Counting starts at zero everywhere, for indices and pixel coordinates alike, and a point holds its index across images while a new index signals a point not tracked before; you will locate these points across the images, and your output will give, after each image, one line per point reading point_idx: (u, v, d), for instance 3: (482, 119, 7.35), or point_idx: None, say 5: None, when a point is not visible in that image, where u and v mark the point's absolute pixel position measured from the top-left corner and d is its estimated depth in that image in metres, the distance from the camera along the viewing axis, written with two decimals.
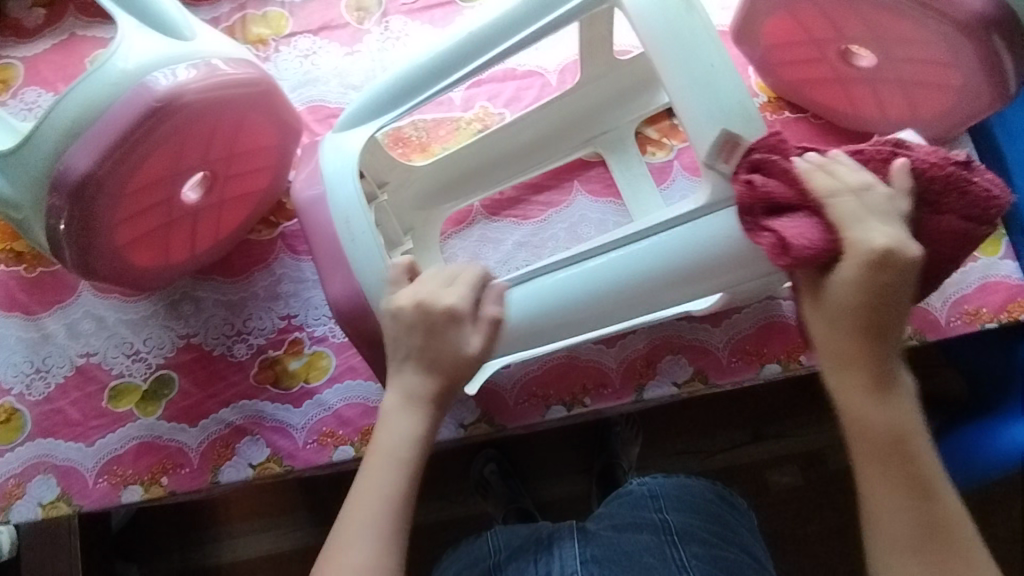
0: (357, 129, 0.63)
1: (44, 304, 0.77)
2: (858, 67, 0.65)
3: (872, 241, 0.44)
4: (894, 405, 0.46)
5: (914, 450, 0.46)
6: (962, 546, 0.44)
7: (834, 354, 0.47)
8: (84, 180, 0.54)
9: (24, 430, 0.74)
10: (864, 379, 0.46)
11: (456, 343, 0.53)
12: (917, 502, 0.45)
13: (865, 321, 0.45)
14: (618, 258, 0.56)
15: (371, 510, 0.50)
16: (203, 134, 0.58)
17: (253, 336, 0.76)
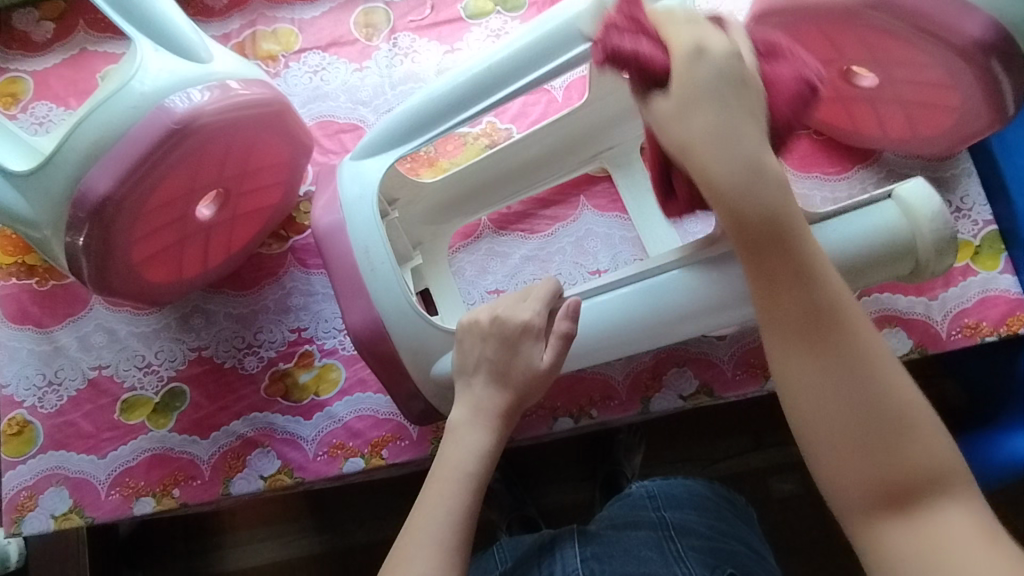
0: (376, 156, 0.64)
1: (56, 318, 0.78)
2: (860, 87, 0.66)
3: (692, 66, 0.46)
4: (763, 199, 0.45)
5: (786, 218, 0.45)
6: (881, 374, 0.43)
7: (693, 137, 0.46)
8: (103, 202, 0.55)
9: (37, 442, 0.75)
10: (741, 194, 0.45)
11: (528, 357, 0.55)
12: (799, 279, 0.44)
13: (727, 129, 0.45)
14: (627, 292, 0.59)
15: (429, 528, 0.49)
16: (218, 154, 0.59)
17: (264, 349, 0.77)
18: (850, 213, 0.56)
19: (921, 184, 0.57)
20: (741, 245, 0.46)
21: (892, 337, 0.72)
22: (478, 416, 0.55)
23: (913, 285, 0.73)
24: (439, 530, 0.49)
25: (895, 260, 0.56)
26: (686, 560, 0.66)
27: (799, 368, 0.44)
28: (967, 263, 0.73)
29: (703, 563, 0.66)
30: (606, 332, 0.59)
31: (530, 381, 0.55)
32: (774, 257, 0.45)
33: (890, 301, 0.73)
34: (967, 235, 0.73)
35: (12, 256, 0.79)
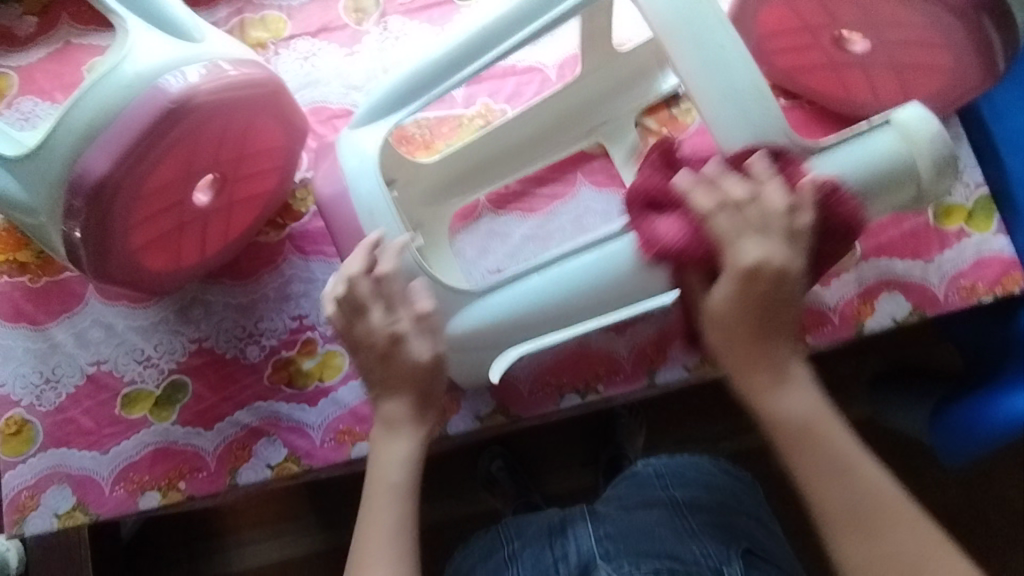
0: (374, 124, 0.63)
1: (51, 314, 0.77)
2: (852, 52, 0.66)
3: (749, 254, 0.48)
4: (796, 396, 0.49)
5: (805, 411, 0.49)
6: (905, 517, 0.46)
7: (730, 356, 0.50)
8: (102, 183, 0.54)
9: (36, 441, 0.73)
10: (768, 366, 0.49)
11: (410, 357, 0.56)
12: (835, 465, 0.48)
13: (753, 321, 0.49)
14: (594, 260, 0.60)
15: (377, 553, 0.53)
16: (215, 136, 0.59)
17: (265, 338, 0.76)
18: (847, 144, 0.55)
19: (922, 109, 0.55)
20: (776, 427, 0.49)
21: (890, 302, 0.73)
22: (400, 434, 0.57)
23: (909, 250, 0.74)
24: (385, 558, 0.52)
25: (895, 189, 0.55)
26: (701, 536, 0.66)
27: (812, 470, 0.48)
28: (960, 226, 0.74)
29: (717, 538, 0.67)
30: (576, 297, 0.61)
31: (429, 378, 0.57)
32: (805, 435, 0.48)
33: (887, 266, 0.74)
34: (960, 198, 0.74)
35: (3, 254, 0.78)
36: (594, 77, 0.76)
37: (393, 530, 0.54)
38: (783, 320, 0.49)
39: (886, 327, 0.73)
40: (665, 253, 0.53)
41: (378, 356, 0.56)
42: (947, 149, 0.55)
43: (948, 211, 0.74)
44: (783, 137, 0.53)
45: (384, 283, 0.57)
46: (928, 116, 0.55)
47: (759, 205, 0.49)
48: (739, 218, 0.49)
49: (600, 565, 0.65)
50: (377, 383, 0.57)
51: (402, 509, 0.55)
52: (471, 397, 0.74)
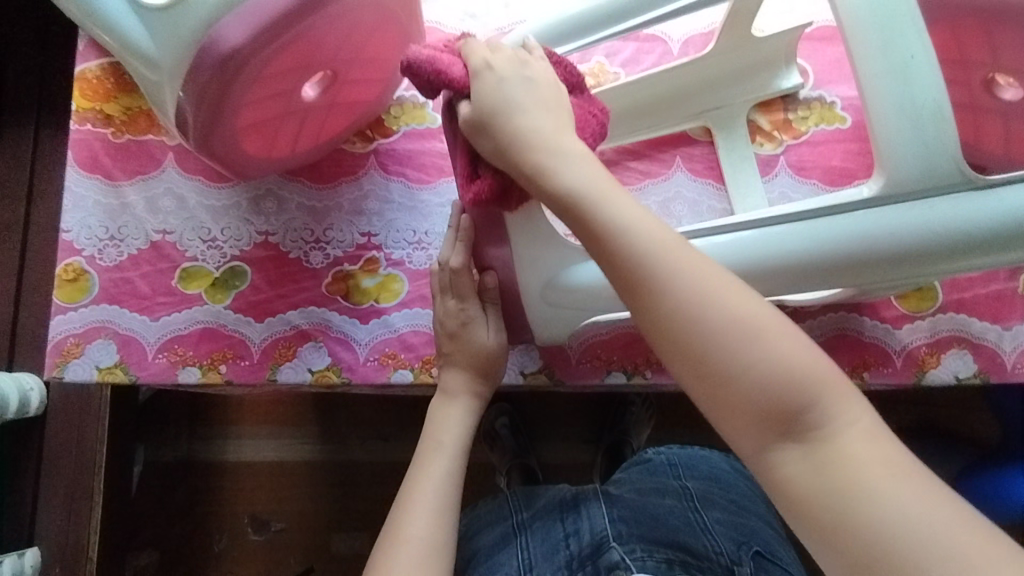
0: (514, 59, 0.60)
1: (127, 173, 0.77)
2: (1000, 98, 0.64)
3: (500, 112, 0.49)
4: (650, 236, 0.45)
5: (642, 236, 0.45)
6: (755, 374, 0.41)
7: (580, 184, 0.47)
8: (232, 54, 0.52)
9: (91, 293, 0.74)
10: (631, 250, 0.45)
11: (475, 338, 0.63)
12: (654, 313, 0.44)
13: (496, 109, 0.50)
14: (745, 238, 0.56)
15: (426, 485, 0.57)
16: (343, 32, 0.57)
17: (331, 246, 0.76)
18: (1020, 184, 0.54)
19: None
20: (621, 281, 0.45)
21: (957, 359, 0.72)
22: (460, 397, 0.63)
23: (990, 311, 0.72)
24: (433, 497, 0.56)
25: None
26: (713, 532, 0.68)
27: (622, 240, 0.45)
28: None
29: (729, 536, 0.69)
30: (713, 271, 0.57)
31: (491, 362, 0.64)
32: (654, 301, 0.44)
33: (964, 323, 0.72)
34: None
35: (90, 102, 0.77)
36: (723, 58, 0.73)
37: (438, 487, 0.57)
38: (608, 190, 0.47)
39: (947, 383, 0.72)
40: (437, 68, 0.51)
41: (448, 334, 0.64)
42: None
43: None
44: (950, 165, 0.52)
45: (456, 276, 0.62)
46: None
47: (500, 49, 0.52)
48: (500, 92, 0.50)
49: (613, 546, 0.65)
50: (446, 359, 0.64)
51: (448, 470, 0.58)
52: (520, 351, 0.74)
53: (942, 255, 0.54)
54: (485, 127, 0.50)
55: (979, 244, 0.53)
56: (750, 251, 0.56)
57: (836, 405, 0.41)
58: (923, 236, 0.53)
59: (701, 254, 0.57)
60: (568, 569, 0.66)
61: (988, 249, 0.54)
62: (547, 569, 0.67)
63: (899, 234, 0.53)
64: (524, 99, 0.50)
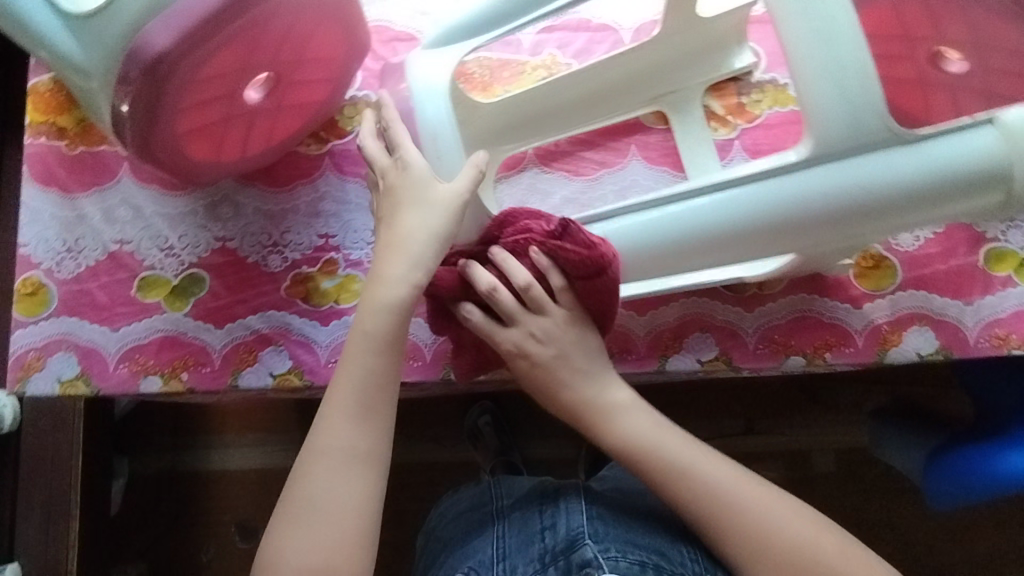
0: (446, 49, 0.62)
1: (82, 185, 0.76)
2: (946, 72, 0.62)
3: (532, 327, 0.62)
4: (617, 411, 0.62)
5: (639, 429, 0.62)
6: (707, 501, 0.58)
7: (567, 402, 0.63)
8: (159, 59, 0.52)
9: (49, 306, 0.74)
10: (590, 406, 0.63)
11: (419, 183, 0.58)
12: (639, 460, 0.61)
13: (545, 378, 0.63)
14: (693, 207, 0.58)
15: (328, 452, 0.54)
16: (279, 32, 0.57)
17: (289, 250, 0.75)
18: (948, 135, 0.54)
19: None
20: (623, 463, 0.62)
21: (919, 336, 0.71)
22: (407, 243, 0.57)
23: (950, 288, 0.72)
24: (353, 398, 0.55)
25: (981, 193, 0.54)
26: (690, 540, 0.66)
27: (633, 419, 0.62)
28: (1009, 274, 0.72)
29: (706, 546, 0.67)
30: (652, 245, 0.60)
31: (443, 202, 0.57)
32: (638, 468, 0.61)
33: (925, 299, 0.72)
34: (1015, 246, 0.72)
35: (44, 115, 0.77)
36: (669, 42, 0.73)
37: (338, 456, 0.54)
38: (585, 369, 0.63)
39: (909, 360, 0.71)
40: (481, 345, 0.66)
41: (386, 187, 0.59)
42: None
43: (999, 257, 0.72)
44: (880, 125, 0.53)
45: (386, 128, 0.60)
46: None
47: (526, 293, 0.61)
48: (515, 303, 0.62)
49: (586, 543, 0.63)
50: (389, 214, 0.59)
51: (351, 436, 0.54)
52: None
53: (868, 212, 0.55)
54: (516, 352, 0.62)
55: (911, 198, 0.54)
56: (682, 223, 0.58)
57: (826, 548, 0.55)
58: (858, 194, 0.54)
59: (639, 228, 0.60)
60: (540, 563, 0.64)
61: (917, 207, 0.55)
62: (520, 561, 0.65)
63: (826, 194, 0.55)
64: (559, 313, 0.63)
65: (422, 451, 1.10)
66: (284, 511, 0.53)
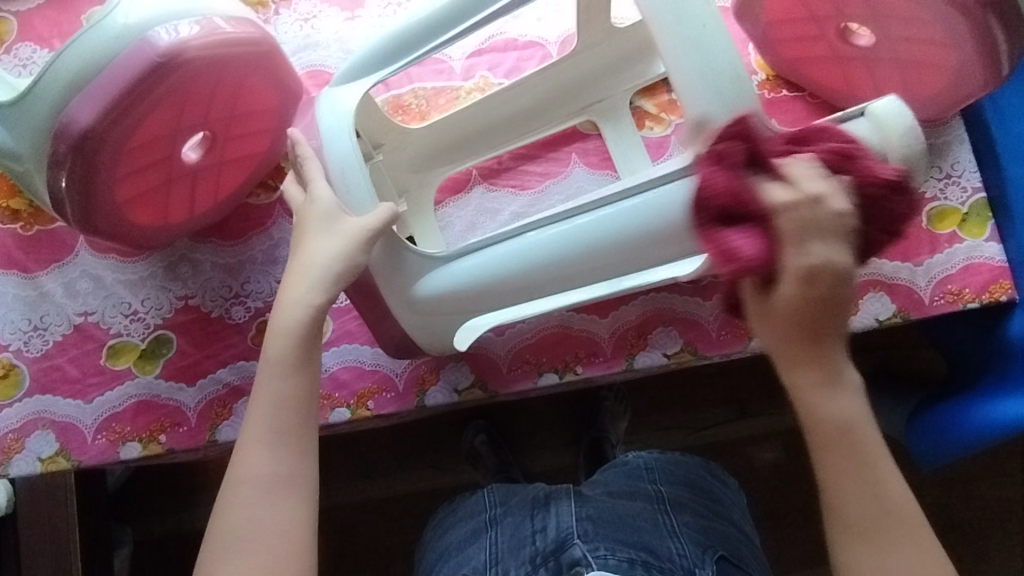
0: (352, 85, 0.63)
1: (41, 263, 0.78)
2: (857, 46, 0.65)
3: (807, 261, 0.42)
4: (842, 399, 0.49)
5: (842, 411, 0.49)
6: (876, 532, 0.49)
7: (779, 349, 0.48)
8: (86, 134, 0.55)
9: (23, 386, 0.75)
10: (828, 368, 0.48)
11: (325, 212, 0.59)
12: (836, 442, 0.49)
13: (804, 326, 0.46)
14: (523, 242, 0.61)
15: (247, 481, 0.53)
16: (203, 93, 0.59)
17: (251, 299, 0.77)
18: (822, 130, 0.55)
19: (898, 102, 0.55)
20: (807, 428, 0.50)
21: (876, 302, 0.73)
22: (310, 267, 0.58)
23: (899, 251, 0.73)
24: (267, 425, 0.54)
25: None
26: (679, 535, 0.67)
27: (841, 400, 0.49)
28: (953, 230, 0.73)
29: (695, 540, 0.67)
30: (491, 278, 0.62)
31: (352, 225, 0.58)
32: (836, 450, 0.49)
33: (877, 266, 0.73)
34: (955, 201, 0.74)
35: None
36: (590, 53, 0.74)
37: (259, 482, 0.53)
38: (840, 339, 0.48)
39: (869, 327, 0.72)
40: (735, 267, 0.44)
41: (297, 217, 0.60)
42: (919, 144, 0.55)
43: (941, 215, 0.73)
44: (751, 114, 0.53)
45: (301, 164, 0.62)
46: (904, 109, 0.56)
47: (819, 209, 0.42)
48: (796, 221, 0.42)
49: (576, 542, 0.64)
50: (301, 239, 0.59)
51: (268, 463, 0.53)
52: (450, 368, 0.74)
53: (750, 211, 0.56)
54: (813, 277, 0.43)
55: None
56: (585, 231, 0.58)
57: None
58: None
59: (478, 266, 0.62)
60: (532, 565, 0.65)
61: None
62: (512, 564, 0.66)
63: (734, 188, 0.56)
64: (844, 248, 0.43)
65: (419, 480, 1.10)
66: (207, 548, 0.53)
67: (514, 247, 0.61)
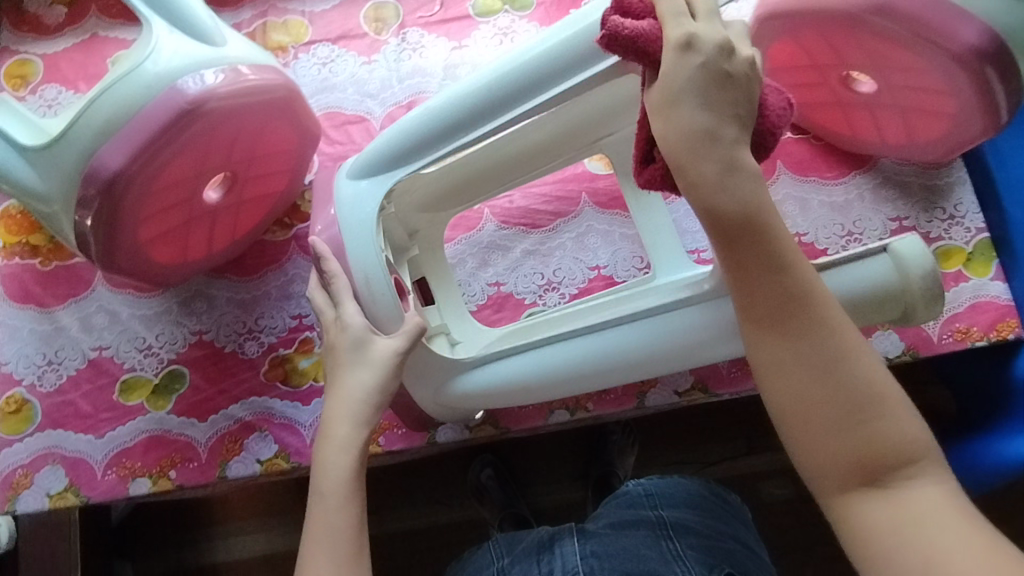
0: (371, 177, 0.62)
1: (58, 298, 0.79)
2: (859, 92, 0.67)
3: (682, 30, 0.43)
4: (754, 186, 0.43)
5: (761, 199, 0.43)
6: (830, 374, 0.43)
7: (681, 150, 0.43)
8: (114, 178, 0.56)
9: (34, 421, 0.75)
10: (732, 167, 0.43)
11: (363, 342, 0.60)
12: (769, 274, 0.44)
13: (697, 100, 0.42)
14: (569, 345, 0.62)
15: None
16: (227, 138, 0.61)
17: (264, 335, 0.77)
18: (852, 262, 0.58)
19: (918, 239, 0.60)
20: (725, 241, 0.44)
21: (885, 340, 0.73)
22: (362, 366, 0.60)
23: None
24: (325, 557, 0.54)
25: (882, 307, 0.59)
26: (685, 559, 0.66)
27: (762, 193, 0.43)
28: (959, 269, 0.74)
29: (702, 562, 0.66)
30: (535, 374, 0.63)
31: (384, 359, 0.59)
32: (754, 261, 0.44)
33: None
34: (959, 241, 0.75)
35: (17, 235, 0.80)
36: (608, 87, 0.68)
37: None
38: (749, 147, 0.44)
39: None
40: (620, 44, 0.45)
41: (330, 344, 0.62)
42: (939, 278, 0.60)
43: (946, 254, 0.75)
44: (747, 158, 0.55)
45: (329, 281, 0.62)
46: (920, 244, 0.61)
47: (709, 1, 0.46)
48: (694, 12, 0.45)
49: None
50: (334, 363, 0.61)
51: None
52: None
53: None
54: (696, 49, 0.43)
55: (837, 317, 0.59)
56: (615, 341, 0.61)
57: (925, 480, 0.43)
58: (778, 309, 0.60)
59: (525, 365, 0.63)
60: None
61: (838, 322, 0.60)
62: None
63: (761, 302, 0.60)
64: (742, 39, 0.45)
65: (425, 515, 1.09)
66: None
67: (553, 353, 0.63)
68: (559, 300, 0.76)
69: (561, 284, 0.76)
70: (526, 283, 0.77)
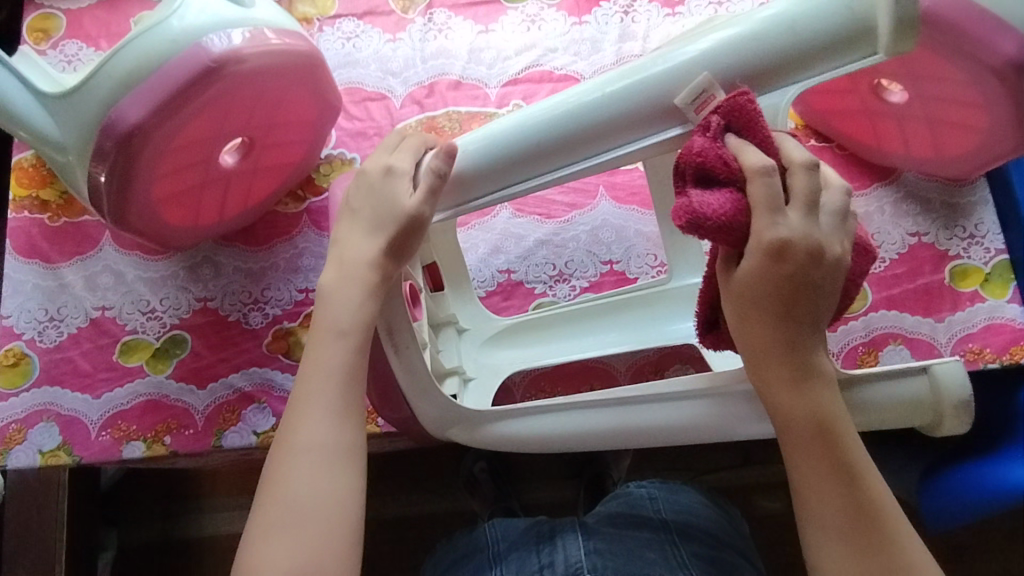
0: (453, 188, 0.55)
1: (64, 255, 0.78)
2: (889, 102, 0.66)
3: (777, 231, 0.45)
4: (823, 392, 0.49)
5: (829, 404, 0.49)
6: (879, 555, 0.47)
7: (756, 347, 0.49)
8: (132, 131, 0.56)
9: (32, 376, 0.74)
10: (801, 373, 0.49)
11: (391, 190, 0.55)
12: (830, 465, 0.48)
13: (779, 308, 0.47)
14: (595, 406, 0.59)
15: None
16: (247, 101, 0.60)
17: (270, 306, 0.76)
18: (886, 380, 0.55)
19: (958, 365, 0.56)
20: (793, 433, 0.49)
21: (895, 354, 0.72)
22: (329, 380, 0.53)
23: (920, 306, 0.73)
24: None
25: (908, 415, 0.56)
26: (689, 566, 0.65)
27: (830, 400, 0.49)
28: (975, 289, 0.73)
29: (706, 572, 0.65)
30: (557, 432, 0.60)
31: (403, 219, 0.54)
32: (822, 455, 0.48)
33: (896, 319, 0.73)
34: (977, 261, 0.74)
35: (27, 189, 0.79)
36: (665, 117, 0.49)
37: None
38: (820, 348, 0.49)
39: None
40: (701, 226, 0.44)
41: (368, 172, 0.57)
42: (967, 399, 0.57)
43: (964, 273, 0.74)
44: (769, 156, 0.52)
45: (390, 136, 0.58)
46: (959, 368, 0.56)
47: (802, 176, 0.45)
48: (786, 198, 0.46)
49: None
50: (358, 211, 0.56)
51: None
52: None
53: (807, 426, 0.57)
54: (785, 250, 0.45)
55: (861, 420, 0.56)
56: (631, 425, 0.58)
57: None
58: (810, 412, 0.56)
59: (549, 424, 0.60)
60: None
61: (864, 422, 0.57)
62: None
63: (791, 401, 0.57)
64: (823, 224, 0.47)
65: (416, 502, 1.08)
66: None
67: (577, 417, 0.60)
68: (569, 292, 0.76)
69: (572, 276, 0.76)
70: (537, 272, 0.76)
